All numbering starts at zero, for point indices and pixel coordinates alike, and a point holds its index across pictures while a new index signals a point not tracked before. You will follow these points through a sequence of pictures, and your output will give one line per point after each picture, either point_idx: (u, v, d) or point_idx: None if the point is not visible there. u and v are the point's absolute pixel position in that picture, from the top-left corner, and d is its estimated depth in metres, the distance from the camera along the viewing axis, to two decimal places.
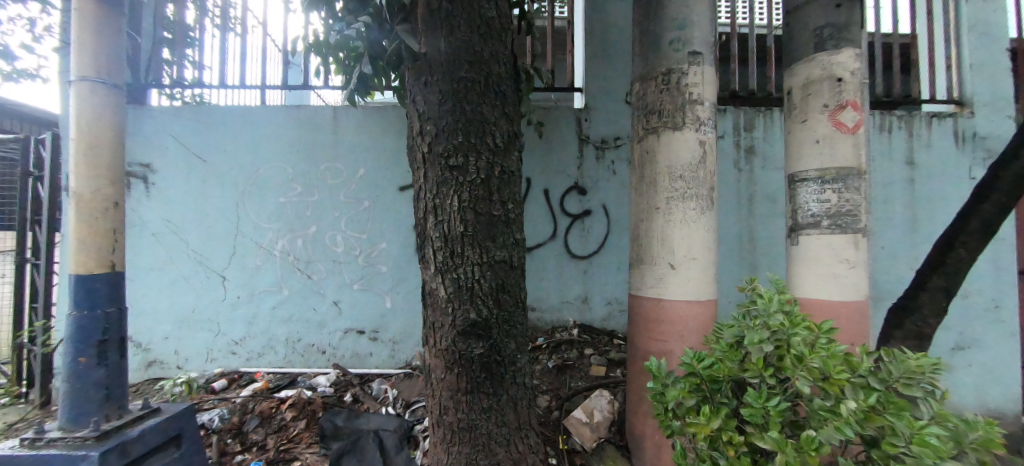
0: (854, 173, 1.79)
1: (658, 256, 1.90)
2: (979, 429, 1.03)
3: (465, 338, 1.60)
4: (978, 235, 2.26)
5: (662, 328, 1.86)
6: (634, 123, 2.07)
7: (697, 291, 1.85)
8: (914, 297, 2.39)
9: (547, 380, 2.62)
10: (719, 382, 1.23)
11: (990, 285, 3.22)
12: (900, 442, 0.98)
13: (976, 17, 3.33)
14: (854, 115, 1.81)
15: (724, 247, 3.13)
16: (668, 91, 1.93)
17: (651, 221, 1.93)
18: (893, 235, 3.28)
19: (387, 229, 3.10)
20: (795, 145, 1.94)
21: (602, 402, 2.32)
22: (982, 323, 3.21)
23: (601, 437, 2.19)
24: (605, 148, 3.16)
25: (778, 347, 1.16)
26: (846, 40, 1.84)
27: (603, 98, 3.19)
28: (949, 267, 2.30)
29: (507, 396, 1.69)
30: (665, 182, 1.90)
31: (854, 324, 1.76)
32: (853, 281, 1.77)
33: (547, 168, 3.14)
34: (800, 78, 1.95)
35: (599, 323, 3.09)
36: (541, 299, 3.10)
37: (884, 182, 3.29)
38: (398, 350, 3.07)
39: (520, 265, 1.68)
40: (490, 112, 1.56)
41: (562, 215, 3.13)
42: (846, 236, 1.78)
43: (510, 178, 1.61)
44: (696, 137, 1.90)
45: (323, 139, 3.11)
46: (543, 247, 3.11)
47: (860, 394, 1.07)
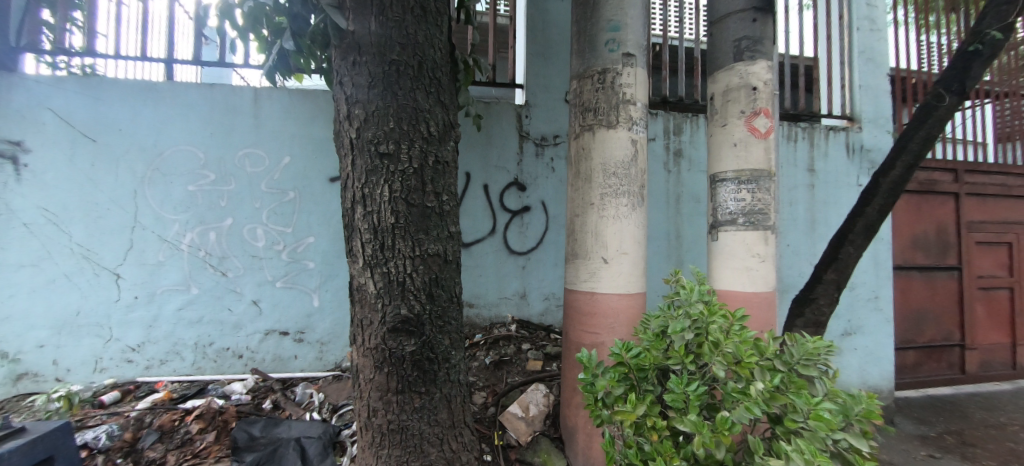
0: (765, 174, 1.95)
1: (592, 250, 1.94)
2: (862, 403, 1.17)
3: (396, 336, 1.52)
4: (863, 234, 2.58)
5: (595, 321, 1.90)
6: (572, 120, 2.10)
7: (628, 284, 1.91)
8: (812, 289, 2.67)
9: (483, 376, 2.60)
10: (646, 370, 1.27)
11: (872, 279, 3.70)
12: (800, 418, 1.06)
13: (864, 44, 3.80)
14: (766, 122, 1.97)
15: (654, 244, 3.30)
16: (604, 89, 1.98)
17: (586, 216, 1.97)
18: (797, 234, 3.65)
19: (315, 223, 2.90)
20: (716, 148, 2.07)
21: (538, 396, 2.31)
22: (866, 312, 3.68)
23: (536, 430, 2.19)
24: (544, 145, 3.20)
25: (698, 335, 1.23)
26: (760, 53, 2.00)
27: (543, 96, 3.22)
28: (840, 263, 2.60)
29: (441, 395, 1.64)
30: (600, 178, 1.95)
31: (763, 314, 1.92)
32: (762, 273, 1.93)
33: (486, 163, 3.11)
34: (720, 85, 2.09)
35: (536, 318, 3.13)
36: (478, 295, 3.07)
37: (790, 187, 3.65)
38: (326, 352, 2.89)
39: (454, 259, 1.63)
40: (423, 99, 1.50)
41: (502, 211, 3.12)
42: (758, 233, 1.93)
43: (445, 170, 1.57)
44: (629, 136, 1.96)
45: (242, 124, 2.84)
46: (482, 242, 3.08)
47: (767, 376, 1.15)
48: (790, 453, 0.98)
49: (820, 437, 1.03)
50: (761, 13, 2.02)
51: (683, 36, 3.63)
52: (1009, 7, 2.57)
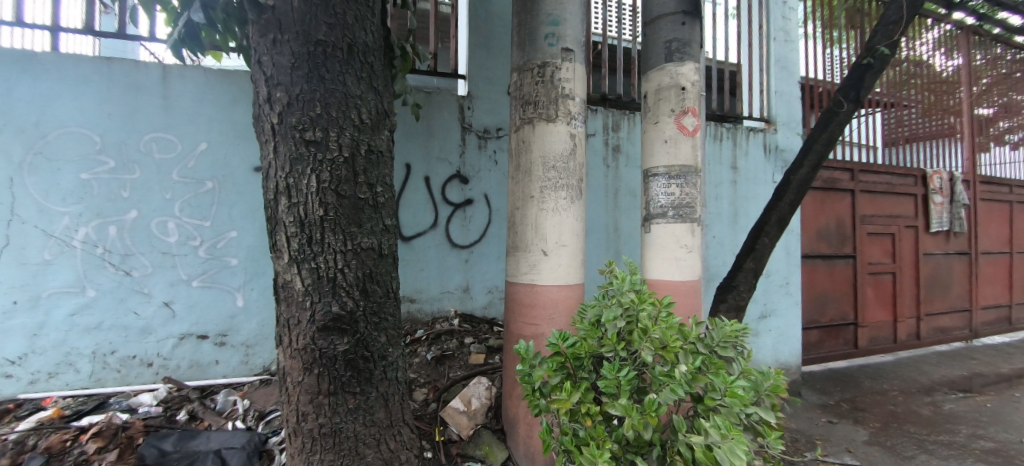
0: (692, 170, 2.07)
1: (532, 243, 1.96)
2: (770, 378, 1.28)
3: (327, 335, 1.44)
4: (776, 226, 2.84)
5: (535, 313, 1.92)
6: (512, 113, 2.09)
7: (567, 276, 1.95)
8: (734, 277, 2.90)
9: (425, 373, 2.55)
10: (581, 359, 1.30)
11: (784, 267, 4.08)
12: (718, 396, 1.14)
13: (779, 53, 4.16)
14: (693, 120, 2.09)
15: (593, 237, 3.41)
16: (543, 83, 2.00)
17: (526, 209, 1.98)
18: (721, 227, 3.94)
19: (238, 216, 2.68)
20: (649, 144, 2.16)
21: (480, 390, 2.30)
22: (779, 297, 4.06)
23: (478, 423, 2.19)
24: (487, 138, 3.18)
25: (629, 322, 1.28)
26: (688, 55, 2.11)
27: (486, 88, 3.19)
28: (757, 252, 2.84)
29: (377, 394, 1.59)
30: (539, 171, 1.96)
31: (690, 300, 2.04)
32: (689, 263, 2.05)
33: (427, 155, 3.03)
34: (653, 84, 2.19)
35: (480, 311, 3.13)
36: (420, 290, 2.99)
37: (716, 183, 3.93)
38: (252, 355, 2.69)
39: (390, 253, 1.58)
40: (354, 84, 1.42)
41: (444, 204, 3.06)
42: (686, 225, 2.05)
43: (379, 160, 1.50)
44: (568, 130, 2.00)
45: (148, 105, 2.54)
46: (424, 236, 3.01)
47: (690, 358, 1.22)
48: (708, 429, 1.05)
49: (734, 412, 1.12)
50: (689, 17, 2.13)
51: (621, 36, 3.76)
52: (894, 27, 2.93)
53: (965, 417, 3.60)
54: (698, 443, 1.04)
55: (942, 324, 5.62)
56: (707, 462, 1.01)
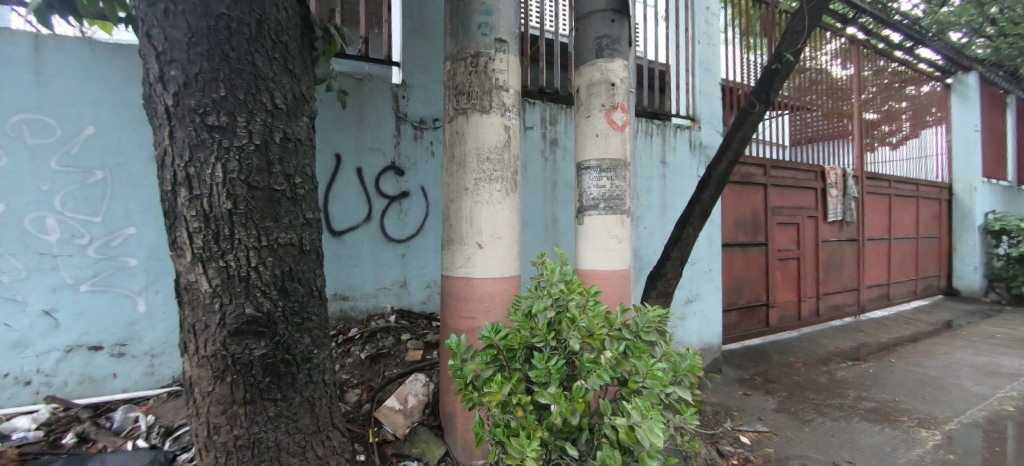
0: (621, 164, 2.15)
1: (466, 236, 1.93)
2: (687, 359, 1.37)
3: (240, 339, 1.32)
4: (699, 217, 3.05)
5: (471, 306, 1.91)
6: (446, 102, 2.04)
7: (502, 269, 1.95)
8: (662, 265, 3.07)
9: (358, 373, 2.44)
10: (514, 350, 1.31)
11: (706, 254, 4.41)
12: (640, 379, 1.20)
13: (703, 56, 4.44)
14: (622, 116, 2.17)
15: (531, 229, 3.44)
16: (477, 73, 1.96)
17: (461, 202, 1.95)
18: (652, 218, 4.16)
19: (137, 211, 2.38)
20: (581, 138, 2.22)
21: (417, 387, 2.25)
22: (702, 282, 4.38)
23: (415, 421, 2.14)
24: (423, 128, 3.08)
25: (559, 312, 1.30)
26: (617, 52, 2.18)
27: (421, 77, 3.09)
28: (683, 242, 3.04)
29: (300, 399, 1.49)
30: (474, 163, 1.94)
31: (620, 288, 2.13)
32: (619, 253, 2.14)
33: (359, 145, 2.88)
34: (585, 79, 2.23)
35: (417, 307, 3.06)
36: (353, 287, 2.85)
37: (647, 176, 4.12)
38: (158, 366, 2.42)
39: (313, 249, 1.48)
40: (266, 65, 1.30)
41: (378, 197, 2.94)
42: (616, 217, 2.13)
43: (298, 149, 1.40)
44: (502, 122, 1.98)
45: (15, 80, 2.16)
46: (357, 230, 2.86)
47: (615, 344, 1.27)
48: (630, 411, 1.10)
49: (655, 392, 1.19)
50: (618, 15, 2.20)
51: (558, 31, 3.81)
52: (798, 36, 3.24)
53: (853, 382, 4.13)
54: (621, 424, 1.09)
55: (836, 302, 6.38)
56: (630, 442, 1.06)
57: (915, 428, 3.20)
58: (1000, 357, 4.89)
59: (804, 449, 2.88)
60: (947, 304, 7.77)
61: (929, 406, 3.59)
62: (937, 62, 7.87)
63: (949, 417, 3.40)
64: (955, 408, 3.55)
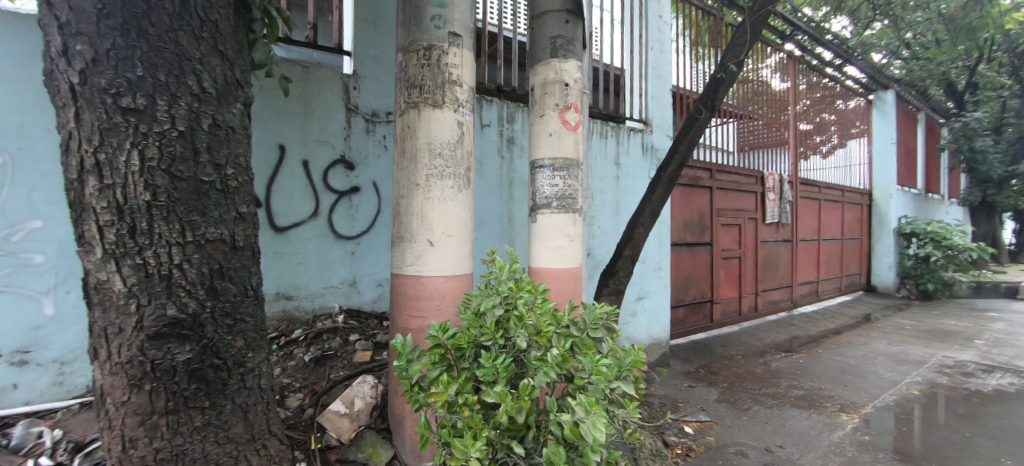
0: (574, 163, 2.18)
1: (417, 233, 1.88)
2: (632, 354, 1.40)
3: (161, 344, 1.21)
4: (649, 218, 3.17)
5: (420, 305, 1.86)
6: (397, 95, 1.98)
7: (454, 267, 1.92)
8: (615, 264, 3.16)
9: (301, 376, 2.32)
10: (462, 349, 1.29)
11: (656, 253, 4.58)
12: (585, 375, 1.21)
13: (655, 62, 4.61)
14: (575, 116, 2.19)
15: (487, 227, 3.42)
16: (429, 67, 1.92)
17: (411, 198, 1.90)
18: (606, 218, 4.26)
19: (42, 202, 2.12)
20: (535, 136, 2.22)
21: (364, 389, 2.16)
22: (652, 280, 4.55)
23: (362, 424, 2.06)
24: (375, 122, 2.97)
25: (507, 310, 1.30)
26: (570, 52, 2.21)
27: (374, 68, 2.97)
28: (634, 241, 3.14)
29: (232, 406, 1.39)
30: (425, 158, 1.89)
31: (571, 286, 2.16)
32: (570, 251, 2.16)
33: (305, 137, 2.74)
34: (539, 78, 2.24)
35: (368, 306, 2.95)
36: (298, 286, 2.71)
37: (602, 176, 4.22)
38: (68, 375, 2.18)
39: (246, 245, 1.39)
40: (191, 44, 1.21)
41: (326, 191, 2.81)
42: (568, 215, 2.15)
43: (230, 137, 1.32)
44: (455, 118, 1.95)
45: None
46: (302, 226, 2.72)
47: (562, 341, 1.28)
48: (575, 406, 1.11)
49: (599, 388, 1.20)
50: (572, 16, 2.23)
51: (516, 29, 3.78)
52: (740, 48, 3.44)
53: (785, 372, 4.45)
54: (566, 420, 1.10)
55: (773, 298, 6.85)
56: (574, 437, 1.07)
57: (837, 413, 3.50)
58: (908, 347, 5.44)
59: (741, 436, 3.06)
60: (866, 299, 8.56)
61: (850, 392, 3.94)
62: (861, 80, 8.63)
63: (865, 402, 3.73)
64: (871, 393, 3.91)
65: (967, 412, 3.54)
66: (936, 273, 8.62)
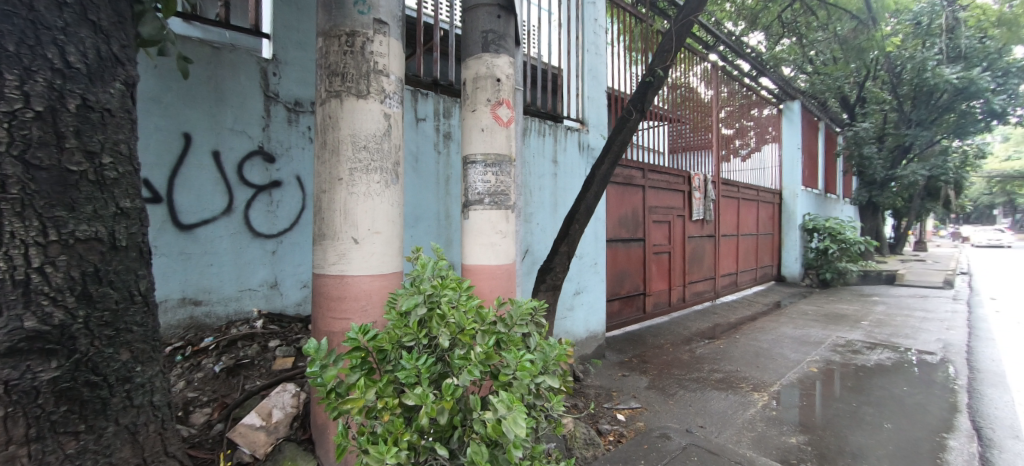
0: (506, 160, 2.18)
1: (340, 230, 1.78)
2: (557, 348, 1.42)
3: (18, 362, 1.03)
4: (583, 215, 3.27)
5: (344, 306, 1.76)
6: (318, 82, 1.85)
7: (382, 265, 1.83)
8: (552, 259, 3.22)
9: (211, 388, 2.12)
10: (385, 351, 1.24)
11: (592, 249, 4.74)
12: (509, 371, 1.21)
13: (591, 64, 4.75)
14: (507, 112, 2.19)
15: (423, 224, 3.33)
16: (352, 54, 1.81)
17: (333, 193, 1.79)
18: (544, 215, 4.33)
19: None
20: (467, 131, 2.19)
21: (284, 398, 2.01)
22: (589, 275, 4.70)
23: (280, 437, 1.92)
24: (298, 111, 2.77)
25: (430, 308, 1.27)
26: (502, 48, 2.19)
27: (297, 53, 2.77)
28: (570, 237, 3.22)
29: (116, 428, 1.23)
30: (349, 151, 1.78)
31: (505, 283, 2.15)
32: (503, 248, 2.15)
33: (216, 125, 2.49)
34: (471, 72, 2.20)
35: (291, 309, 2.76)
36: (208, 290, 2.46)
37: (540, 174, 4.28)
38: None
39: (127, 246, 1.25)
40: (52, 11, 1.09)
41: (241, 186, 2.57)
42: (500, 212, 2.14)
43: (106, 122, 1.19)
44: (381, 109, 1.85)
45: None
46: (213, 224, 2.47)
47: (487, 339, 1.27)
48: (497, 404, 1.10)
49: (524, 383, 1.20)
50: (504, 11, 2.22)
51: (440, 17, 3.62)
52: (668, 54, 3.63)
53: (708, 358, 4.80)
54: (489, 418, 1.09)
55: (698, 289, 7.37)
56: (496, 435, 1.07)
57: (750, 392, 3.84)
58: (809, 330, 6.12)
59: (666, 420, 3.24)
60: (777, 288, 9.49)
61: (762, 372, 4.34)
62: (773, 90, 9.52)
63: (775, 380, 4.13)
64: (779, 373, 4.34)
65: (856, 385, 4.05)
66: (832, 264, 9.76)
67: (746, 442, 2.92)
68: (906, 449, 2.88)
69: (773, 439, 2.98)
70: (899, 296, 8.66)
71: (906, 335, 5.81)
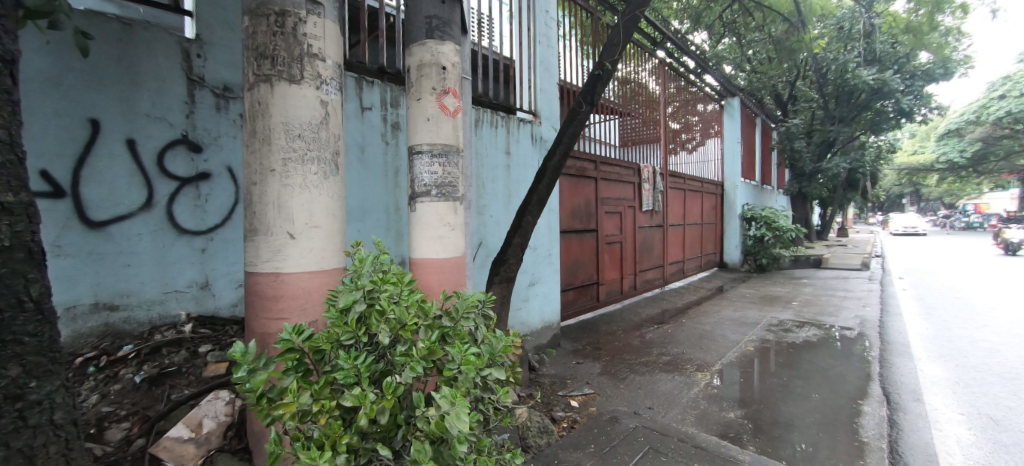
0: (453, 150, 2.13)
1: (274, 225, 1.66)
2: (503, 340, 1.42)
3: None
4: (536, 206, 3.28)
5: (281, 305, 1.66)
6: (245, 65, 1.71)
7: (321, 261, 1.73)
8: (505, 251, 3.22)
9: (130, 401, 1.94)
10: (322, 351, 1.17)
11: (546, 240, 4.79)
12: (454, 366, 1.19)
13: (542, 56, 4.75)
14: (453, 101, 2.13)
15: (371, 217, 3.21)
16: (282, 35, 1.68)
17: (265, 185, 1.67)
18: (498, 207, 4.31)
19: None
20: (412, 121, 2.12)
21: (217, 406, 1.89)
22: (543, 266, 4.75)
23: (212, 448, 1.79)
24: (228, 97, 2.55)
25: (370, 305, 1.22)
26: (447, 35, 2.14)
27: (224, 33, 2.54)
28: (523, 229, 3.23)
29: (7, 453, 1.08)
30: (282, 139, 1.66)
31: (454, 276, 2.10)
32: (451, 241, 2.11)
33: (130, 111, 2.24)
34: (415, 59, 2.13)
35: (226, 311, 2.57)
36: (127, 293, 2.23)
37: (493, 165, 4.25)
38: None
39: (12, 247, 1.10)
40: None
41: (162, 178, 2.34)
42: (448, 204, 2.10)
43: None
44: (317, 96, 1.74)
45: None
46: (129, 220, 2.24)
47: (430, 334, 1.24)
48: (440, 400, 1.08)
49: (469, 377, 1.19)
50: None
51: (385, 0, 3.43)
52: (616, 48, 3.69)
53: (657, 342, 5.02)
54: (432, 415, 1.06)
55: (648, 277, 7.68)
56: (439, 431, 1.05)
57: (694, 372, 4.06)
58: (747, 312, 6.57)
59: (617, 403, 3.36)
60: (720, 274, 10.09)
61: (704, 353, 4.61)
62: (716, 87, 10.02)
63: (716, 360, 4.38)
64: (720, 353, 4.62)
65: (788, 361, 4.38)
66: (768, 250, 10.51)
67: (689, 419, 3.09)
68: (829, 417, 3.15)
69: (714, 415, 3.17)
70: (824, 278, 9.48)
71: (830, 313, 6.37)
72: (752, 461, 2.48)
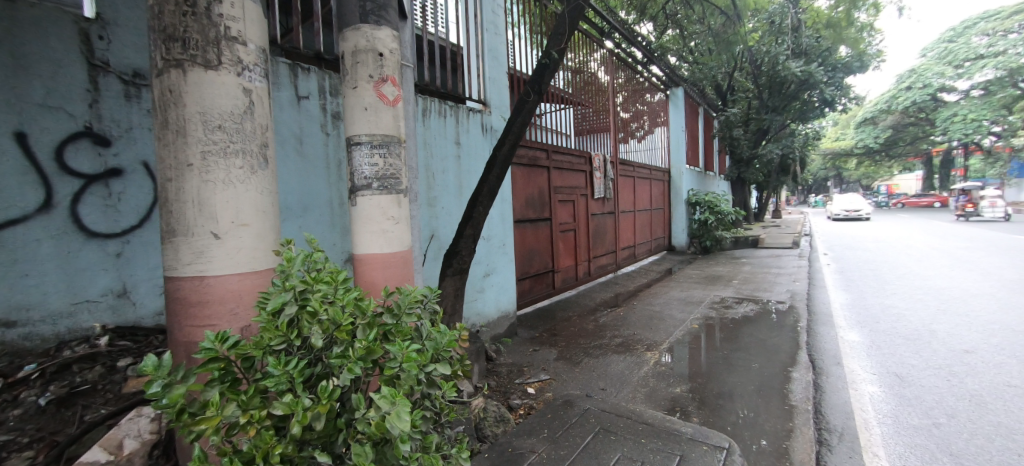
0: (394, 141, 2.05)
1: (195, 225, 1.52)
2: (447, 335, 1.39)
3: None
4: (486, 197, 3.25)
5: (207, 311, 1.53)
6: (151, 49, 1.54)
7: (252, 261, 1.61)
8: (457, 243, 3.18)
9: (34, 425, 1.73)
10: (250, 358, 1.10)
11: (499, 231, 4.78)
12: (395, 364, 1.15)
13: (490, 44, 4.67)
14: (392, 90, 2.05)
15: (313, 212, 3.04)
16: (194, 16, 1.53)
17: (182, 182, 1.52)
18: (448, 198, 4.23)
19: None
20: (349, 110, 2.01)
21: (140, 425, 1.74)
22: (498, 257, 4.75)
23: None
24: (139, 85, 2.30)
25: (303, 307, 1.15)
26: (383, 19, 2.04)
27: (132, 12, 2.28)
28: (474, 220, 3.20)
29: None
30: (199, 132, 1.52)
31: (400, 271, 2.04)
32: (396, 235, 2.04)
33: (17, 99, 1.96)
34: (349, 44, 2.01)
35: (150, 320, 2.36)
36: (26, 306, 1.99)
37: (442, 156, 4.16)
38: None
39: None
40: None
41: (63, 176, 2.09)
42: (391, 197, 2.02)
43: None
44: (238, 83, 1.60)
45: None
46: (24, 225, 1.98)
47: (369, 333, 1.19)
48: (380, 400, 1.04)
49: (411, 375, 1.15)
50: None
51: None
52: (562, 37, 3.69)
53: (610, 325, 5.19)
54: (372, 416, 1.02)
55: (602, 262, 7.90)
56: (379, 433, 1.01)
57: (645, 352, 4.24)
58: (693, 291, 6.94)
59: (571, 387, 3.45)
60: (669, 257, 10.59)
61: (654, 333, 4.83)
62: (661, 78, 10.38)
63: (665, 339, 4.60)
64: (668, 332, 4.86)
65: (730, 335, 4.68)
66: (711, 233, 11.13)
67: (639, 397, 3.23)
68: (765, 385, 3.40)
69: (663, 392, 3.33)
70: (761, 257, 10.20)
71: (765, 289, 6.86)
72: (694, 432, 2.61)
